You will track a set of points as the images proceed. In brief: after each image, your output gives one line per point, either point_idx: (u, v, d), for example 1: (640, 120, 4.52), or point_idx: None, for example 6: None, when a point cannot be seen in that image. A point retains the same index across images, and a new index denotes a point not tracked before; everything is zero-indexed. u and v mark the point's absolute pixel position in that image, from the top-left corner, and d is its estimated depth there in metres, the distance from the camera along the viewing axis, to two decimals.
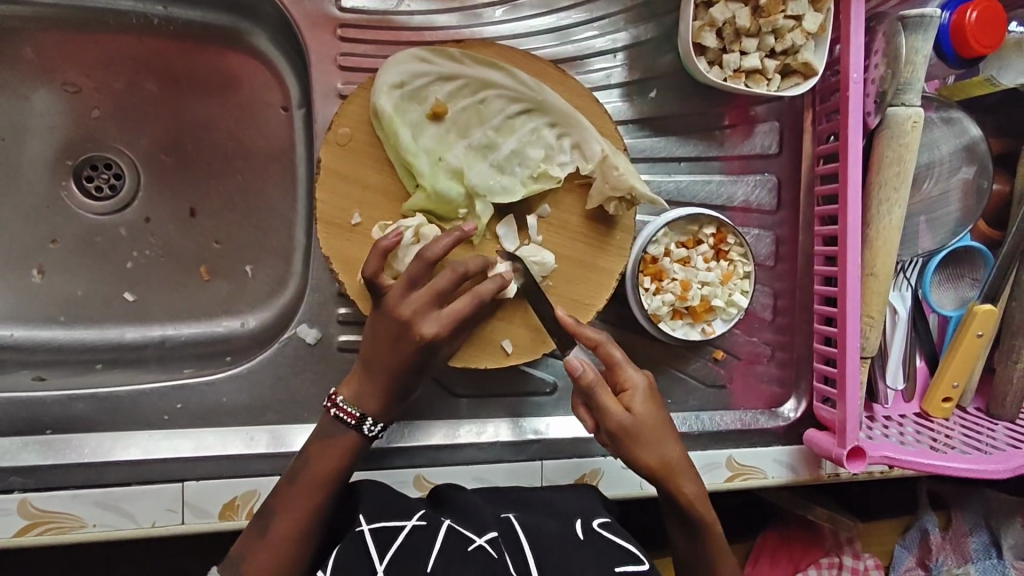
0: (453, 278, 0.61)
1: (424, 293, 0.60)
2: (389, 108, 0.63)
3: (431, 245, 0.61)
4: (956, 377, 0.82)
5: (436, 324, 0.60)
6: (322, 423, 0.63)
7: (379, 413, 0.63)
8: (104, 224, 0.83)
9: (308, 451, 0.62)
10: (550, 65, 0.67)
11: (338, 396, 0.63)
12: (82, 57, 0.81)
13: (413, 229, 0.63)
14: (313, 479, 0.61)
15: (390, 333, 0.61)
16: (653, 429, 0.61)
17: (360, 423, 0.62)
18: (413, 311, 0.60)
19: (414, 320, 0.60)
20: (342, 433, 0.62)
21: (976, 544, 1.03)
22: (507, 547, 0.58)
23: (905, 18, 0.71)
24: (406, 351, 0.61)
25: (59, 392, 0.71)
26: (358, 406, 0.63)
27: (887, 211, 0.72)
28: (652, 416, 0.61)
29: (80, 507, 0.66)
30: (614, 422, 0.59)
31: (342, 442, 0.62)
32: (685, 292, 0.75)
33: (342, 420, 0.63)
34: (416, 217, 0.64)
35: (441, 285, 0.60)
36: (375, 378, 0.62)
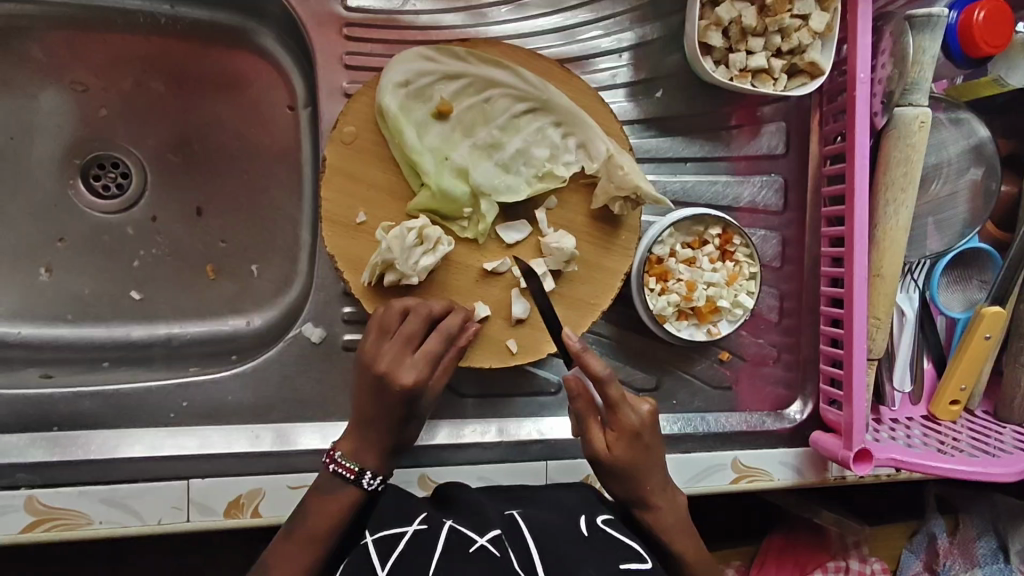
0: (421, 321, 0.62)
1: (396, 343, 0.61)
2: (395, 107, 0.63)
3: (399, 298, 0.63)
4: (964, 380, 0.81)
5: (414, 370, 0.61)
6: (320, 479, 0.63)
7: (378, 466, 0.63)
8: (112, 223, 0.83)
9: (317, 489, 0.63)
10: (555, 64, 0.67)
11: (337, 451, 0.63)
12: (91, 57, 0.82)
13: (417, 230, 0.63)
14: (328, 505, 0.62)
15: (373, 383, 0.62)
16: (653, 453, 0.64)
17: (359, 477, 0.62)
18: (389, 362, 0.61)
19: (393, 370, 0.61)
20: (341, 488, 0.62)
21: (983, 548, 1.01)
22: (510, 544, 0.57)
23: (911, 18, 0.70)
24: (390, 401, 0.61)
25: (66, 389, 0.71)
26: (358, 461, 0.63)
27: (894, 211, 0.72)
28: (654, 441, 0.64)
29: (86, 503, 0.66)
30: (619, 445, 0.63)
31: (342, 496, 0.62)
32: (690, 293, 0.75)
33: (342, 476, 0.62)
34: (420, 219, 0.63)
35: (411, 330, 0.62)
36: (365, 428, 0.62)
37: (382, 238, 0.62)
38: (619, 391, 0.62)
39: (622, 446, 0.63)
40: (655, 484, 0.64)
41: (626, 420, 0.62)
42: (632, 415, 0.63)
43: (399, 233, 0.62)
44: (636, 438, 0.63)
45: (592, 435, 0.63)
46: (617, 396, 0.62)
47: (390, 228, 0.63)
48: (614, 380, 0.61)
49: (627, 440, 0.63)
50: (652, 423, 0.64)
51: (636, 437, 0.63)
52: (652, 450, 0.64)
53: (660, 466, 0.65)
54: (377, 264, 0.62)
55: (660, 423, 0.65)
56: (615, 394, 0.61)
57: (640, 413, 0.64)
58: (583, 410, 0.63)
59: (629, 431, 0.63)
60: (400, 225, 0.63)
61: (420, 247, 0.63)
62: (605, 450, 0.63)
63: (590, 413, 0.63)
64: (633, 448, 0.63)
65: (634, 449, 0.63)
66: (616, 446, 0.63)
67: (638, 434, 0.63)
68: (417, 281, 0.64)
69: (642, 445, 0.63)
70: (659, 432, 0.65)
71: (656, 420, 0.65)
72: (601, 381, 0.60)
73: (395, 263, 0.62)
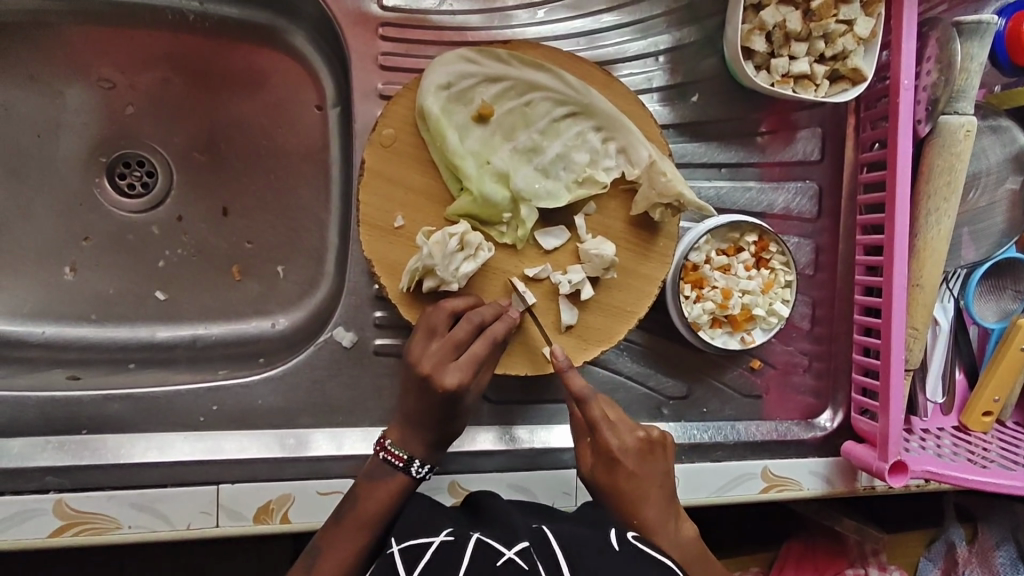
0: (471, 327, 0.61)
1: (443, 345, 0.60)
2: (436, 109, 0.62)
3: (447, 301, 0.62)
4: (998, 391, 0.80)
5: (458, 374, 0.59)
6: (370, 466, 0.64)
7: (426, 454, 0.64)
8: (137, 221, 0.82)
9: (356, 492, 0.63)
10: (596, 67, 0.66)
11: (387, 440, 0.64)
12: (118, 54, 0.81)
13: (459, 236, 0.62)
14: (358, 518, 0.62)
15: (417, 383, 0.61)
16: (635, 481, 0.62)
17: (409, 465, 0.63)
18: (435, 364, 0.60)
19: (438, 371, 0.59)
20: (390, 476, 0.63)
21: (1003, 558, 1.00)
22: (539, 557, 0.52)
23: (960, 24, 0.70)
24: (434, 402, 0.60)
25: (95, 391, 0.70)
26: (406, 448, 0.63)
27: (936, 220, 0.71)
28: (638, 468, 0.63)
29: (115, 507, 0.66)
30: (596, 465, 0.64)
31: (392, 483, 0.63)
32: (726, 300, 0.74)
33: (390, 463, 0.63)
34: (461, 224, 0.63)
35: (458, 334, 0.61)
36: (415, 424, 0.63)
37: (423, 244, 0.61)
38: (599, 412, 0.63)
39: (605, 470, 0.63)
40: (646, 518, 0.61)
41: (604, 441, 0.63)
42: (613, 440, 0.63)
43: (441, 239, 0.61)
44: (616, 463, 0.63)
45: (580, 453, 0.66)
46: (597, 417, 0.63)
47: (431, 233, 0.63)
48: (595, 400, 0.63)
49: (607, 464, 0.63)
50: (638, 450, 0.64)
51: (616, 462, 0.63)
52: (638, 479, 0.63)
53: (649, 498, 0.62)
54: (417, 270, 0.61)
55: (648, 453, 0.64)
56: (593, 413, 0.63)
57: (624, 440, 0.64)
58: (576, 430, 0.66)
59: (607, 453, 0.63)
60: (441, 230, 0.62)
61: (461, 253, 0.62)
62: (589, 471, 0.64)
63: (583, 435, 0.66)
64: (615, 474, 0.63)
65: (614, 475, 0.63)
66: (598, 469, 0.64)
67: (617, 459, 0.63)
68: (456, 288, 0.63)
69: (622, 471, 0.63)
70: (653, 464, 0.64)
71: (648, 449, 0.65)
72: (580, 399, 0.63)
73: (435, 269, 0.61)
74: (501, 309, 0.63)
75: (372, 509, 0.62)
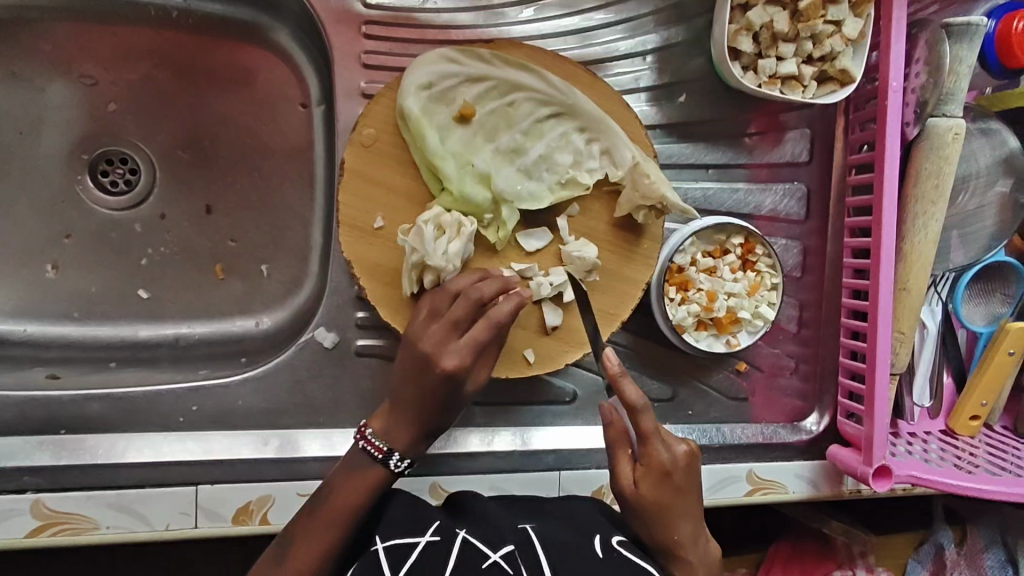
0: (469, 305, 0.59)
1: (444, 327, 0.59)
2: (416, 110, 0.61)
3: (452, 282, 0.61)
4: (985, 396, 0.80)
5: (456, 354, 0.59)
6: (349, 456, 0.63)
7: (407, 448, 0.62)
8: (119, 219, 0.81)
9: (338, 480, 0.61)
10: (581, 68, 0.66)
11: (368, 429, 0.62)
12: (100, 50, 0.80)
13: (433, 220, 0.61)
14: (336, 510, 0.60)
15: (414, 363, 0.60)
16: (680, 498, 0.59)
17: (387, 457, 0.61)
18: (434, 343, 0.59)
19: (437, 352, 0.59)
20: (368, 467, 0.61)
21: (992, 561, 0.99)
22: (524, 562, 0.53)
23: (950, 25, 0.69)
24: (430, 384, 0.59)
25: (73, 391, 0.70)
26: (387, 441, 0.61)
27: (923, 224, 0.70)
28: (687, 483, 0.59)
29: (93, 508, 0.65)
30: (638, 480, 0.59)
31: (369, 475, 0.61)
32: (711, 303, 0.73)
33: (370, 454, 0.61)
34: (434, 209, 0.62)
35: (458, 314, 0.59)
36: (404, 412, 0.61)
37: (404, 241, 0.61)
38: (653, 424, 0.58)
39: (650, 485, 0.59)
40: (683, 535, 0.59)
41: (657, 457, 0.58)
42: (664, 454, 0.59)
43: (418, 230, 0.60)
44: (666, 479, 0.59)
45: (618, 466, 0.60)
46: (649, 430, 0.58)
47: (408, 231, 0.62)
48: (649, 412, 0.58)
49: (656, 479, 0.58)
50: (688, 464, 0.60)
51: (664, 477, 0.58)
52: (683, 495, 0.59)
53: (686, 514, 0.59)
54: (411, 268, 0.61)
55: (695, 466, 0.60)
56: (646, 426, 0.58)
57: (674, 453, 0.59)
58: (616, 440, 0.60)
59: (657, 469, 0.58)
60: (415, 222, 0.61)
61: (443, 235, 0.61)
62: (631, 485, 0.59)
63: (622, 444, 0.60)
64: (660, 491, 0.58)
65: (662, 490, 0.59)
66: (643, 484, 0.58)
67: (668, 475, 0.59)
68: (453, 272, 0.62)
69: (671, 487, 0.59)
70: (694, 478, 0.60)
71: (693, 463, 0.60)
72: (633, 409, 0.57)
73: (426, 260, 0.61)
74: (505, 285, 0.61)
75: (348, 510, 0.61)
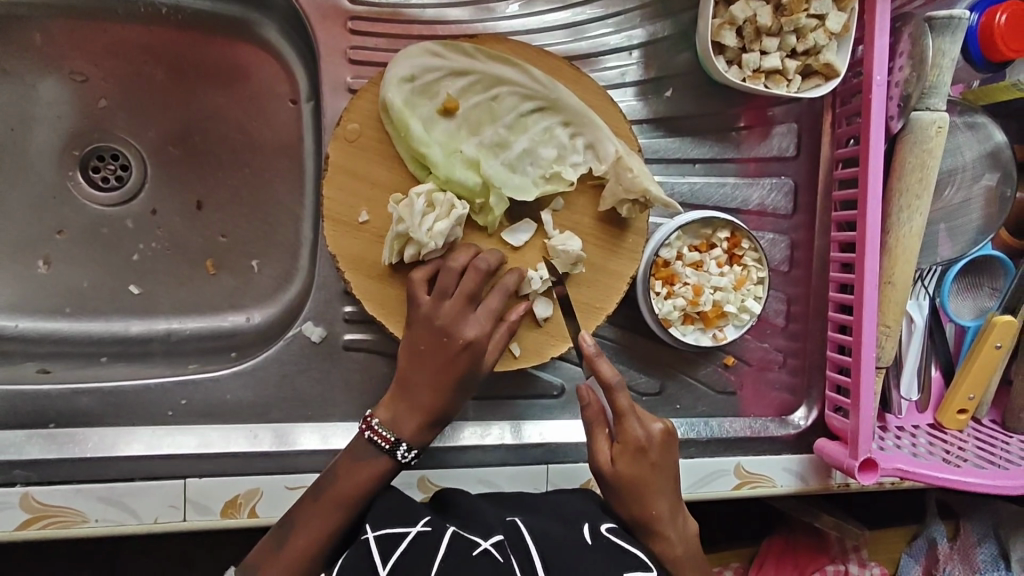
0: (479, 277, 0.62)
1: (458, 300, 0.61)
2: (399, 102, 0.62)
3: (454, 257, 0.62)
4: (972, 389, 0.80)
5: (478, 325, 0.61)
6: (355, 444, 0.62)
7: (413, 437, 0.62)
8: (110, 215, 0.82)
9: (332, 471, 0.61)
10: (565, 62, 0.66)
11: (374, 419, 0.62)
12: (90, 47, 0.80)
13: (425, 196, 0.61)
14: (329, 502, 0.60)
15: (430, 339, 0.61)
16: (657, 473, 0.61)
17: (394, 448, 0.61)
18: (453, 317, 0.61)
19: (456, 324, 0.61)
20: (375, 457, 0.61)
21: (984, 555, 0.99)
22: (514, 551, 0.54)
23: (931, 19, 0.69)
24: (450, 357, 0.61)
25: (64, 386, 0.71)
26: (394, 430, 0.61)
27: (907, 217, 0.71)
28: (662, 459, 0.62)
29: (82, 501, 0.66)
30: (616, 458, 0.61)
31: (369, 467, 0.61)
32: (697, 297, 0.74)
33: (376, 445, 0.61)
34: (427, 185, 0.62)
35: (470, 287, 0.61)
36: (415, 395, 0.61)
37: (393, 211, 0.61)
38: (627, 401, 0.61)
39: (628, 461, 0.61)
40: (660, 510, 0.61)
41: (633, 433, 0.61)
42: (640, 430, 0.61)
43: (408, 202, 0.61)
44: (642, 454, 0.61)
45: (596, 445, 0.62)
46: (625, 407, 0.61)
47: (399, 199, 0.62)
48: (624, 389, 0.61)
49: (633, 455, 0.61)
50: (663, 441, 0.62)
51: (641, 453, 0.61)
52: (659, 471, 0.61)
53: (663, 490, 0.62)
54: (394, 239, 0.61)
55: (670, 444, 0.63)
56: (622, 403, 0.61)
57: (649, 430, 0.62)
58: (593, 420, 0.62)
59: (634, 444, 0.61)
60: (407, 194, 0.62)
61: (432, 212, 0.61)
62: (609, 463, 0.61)
63: (599, 424, 0.62)
64: (638, 466, 0.61)
65: (639, 465, 0.61)
66: (621, 461, 0.61)
67: (644, 450, 0.61)
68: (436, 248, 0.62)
69: (648, 463, 0.61)
70: (669, 456, 0.63)
71: (668, 441, 0.63)
72: (607, 385, 0.60)
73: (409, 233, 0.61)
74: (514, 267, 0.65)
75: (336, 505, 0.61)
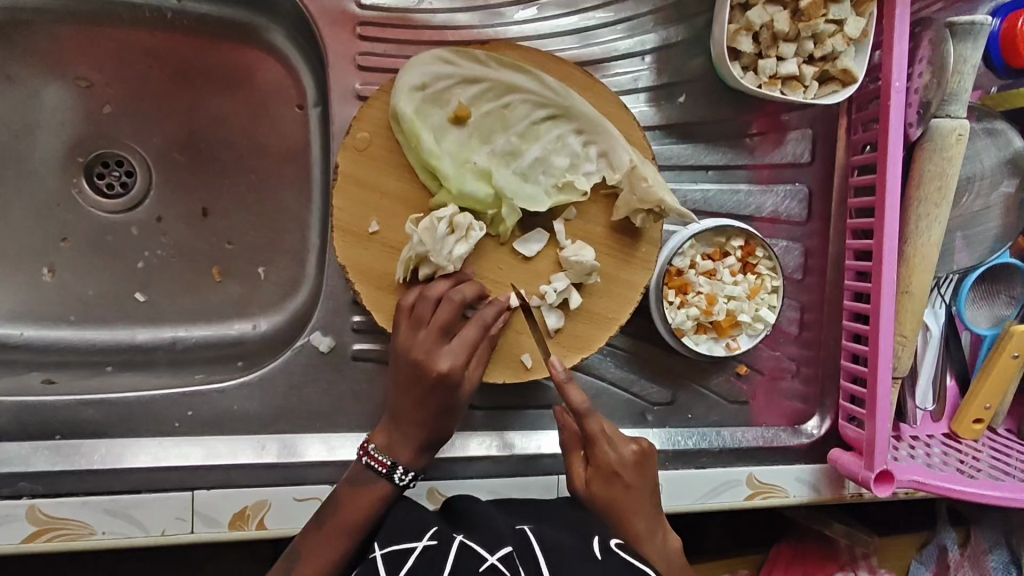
0: (453, 308, 0.60)
1: (430, 331, 0.60)
2: (410, 111, 0.61)
3: (432, 285, 0.61)
4: (988, 399, 0.79)
5: (450, 357, 0.60)
6: (353, 471, 0.62)
7: (411, 460, 0.62)
8: (115, 222, 0.81)
9: (338, 496, 0.61)
10: (578, 69, 0.65)
11: (371, 444, 0.62)
12: (94, 52, 0.79)
13: (447, 220, 0.60)
14: (339, 525, 0.60)
15: (408, 372, 0.60)
16: (632, 495, 0.61)
17: (392, 471, 0.61)
18: (425, 350, 0.59)
19: (429, 357, 0.59)
20: (373, 482, 0.61)
21: (995, 562, 0.97)
22: (522, 564, 0.52)
23: (954, 24, 0.67)
24: (426, 389, 0.60)
25: (68, 396, 0.70)
26: (391, 455, 0.62)
27: (926, 226, 0.69)
28: (637, 479, 0.62)
29: (89, 514, 0.65)
30: (590, 480, 0.62)
31: (375, 491, 0.61)
32: (711, 306, 0.73)
33: (373, 469, 0.61)
34: (448, 208, 0.61)
35: (444, 318, 0.60)
36: (402, 424, 0.61)
37: (413, 231, 0.60)
38: (598, 426, 0.61)
39: (601, 484, 0.61)
40: (638, 530, 0.60)
41: (603, 456, 0.61)
42: (611, 453, 0.61)
43: (429, 224, 0.60)
44: (614, 476, 0.61)
45: (572, 468, 0.63)
46: (595, 430, 0.61)
47: (419, 220, 0.61)
48: (593, 414, 0.61)
49: (605, 477, 0.61)
50: (638, 462, 0.62)
51: (613, 476, 0.61)
52: (635, 492, 0.61)
53: (639, 513, 0.61)
54: (410, 259, 0.61)
55: (647, 465, 0.63)
56: (592, 426, 0.61)
57: (622, 453, 0.62)
58: (569, 441, 0.64)
59: (606, 466, 0.61)
60: (429, 216, 0.61)
61: (452, 236, 0.61)
62: (583, 485, 0.62)
63: (576, 447, 0.64)
64: (609, 489, 0.61)
65: (611, 488, 0.61)
66: (594, 484, 0.61)
67: (617, 473, 0.61)
68: (453, 270, 0.62)
69: (621, 486, 0.61)
70: (647, 476, 0.62)
71: (644, 463, 0.62)
72: (577, 411, 0.60)
73: (428, 255, 0.60)
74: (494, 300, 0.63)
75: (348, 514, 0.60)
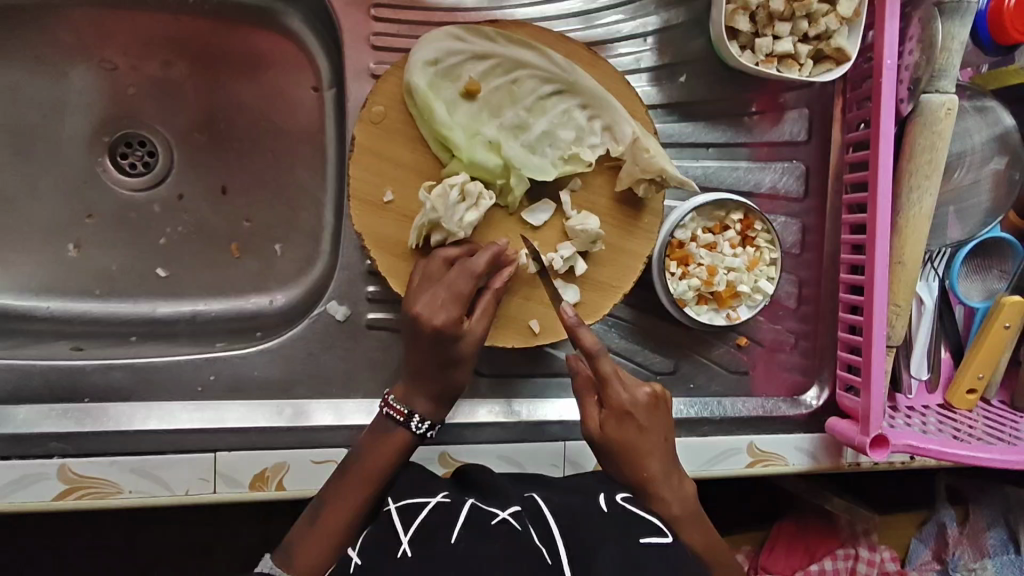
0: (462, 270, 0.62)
1: (433, 288, 0.62)
2: (423, 85, 0.64)
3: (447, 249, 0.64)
4: (982, 368, 0.81)
5: (448, 312, 0.62)
6: (374, 423, 0.66)
7: (430, 411, 0.65)
8: (138, 200, 0.84)
9: (361, 446, 0.65)
10: (583, 46, 0.68)
11: (391, 396, 0.66)
12: (119, 36, 0.83)
13: (459, 186, 0.63)
14: (363, 472, 0.63)
15: (410, 329, 0.63)
16: (648, 434, 0.64)
17: (409, 420, 0.64)
18: (426, 304, 0.62)
19: (429, 313, 0.61)
20: (392, 430, 0.65)
21: (993, 539, 1.00)
22: (531, 521, 0.55)
23: (942, 3, 0.71)
24: (428, 344, 0.62)
25: (96, 361, 0.73)
26: (408, 404, 0.65)
27: (918, 198, 0.72)
28: (652, 421, 0.64)
29: (116, 473, 0.68)
30: (606, 424, 0.64)
31: (393, 438, 0.65)
32: (711, 277, 0.75)
33: (393, 418, 0.65)
34: (460, 175, 0.64)
35: (449, 276, 0.62)
36: (418, 378, 0.65)
37: (425, 198, 0.63)
38: (610, 368, 0.63)
39: (615, 427, 0.63)
40: (651, 471, 0.63)
41: (616, 397, 0.64)
42: (624, 395, 0.64)
43: (442, 191, 0.63)
44: (627, 417, 0.64)
45: (586, 412, 0.65)
46: (607, 372, 0.63)
47: (431, 188, 0.64)
48: (606, 356, 0.64)
49: (620, 419, 0.63)
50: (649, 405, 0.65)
51: (626, 416, 0.63)
52: (648, 434, 0.64)
53: (649, 456, 0.63)
54: (423, 225, 0.63)
55: (662, 407, 0.65)
56: (604, 368, 0.63)
57: (634, 395, 0.64)
58: (582, 389, 0.65)
59: (619, 409, 0.63)
60: (441, 183, 0.64)
61: (463, 203, 0.64)
62: (597, 426, 0.64)
63: (588, 393, 0.65)
64: (625, 429, 0.63)
65: (625, 429, 0.63)
66: (608, 425, 0.63)
67: (630, 413, 0.63)
68: (463, 237, 0.65)
69: (634, 426, 0.63)
70: (659, 420, 0.65)
71: (655, 407, 0.65)
72: (589, 353, 0.63)
73: (440, 221, 0.63)
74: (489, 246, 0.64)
75: (373, 463, 0.63)
